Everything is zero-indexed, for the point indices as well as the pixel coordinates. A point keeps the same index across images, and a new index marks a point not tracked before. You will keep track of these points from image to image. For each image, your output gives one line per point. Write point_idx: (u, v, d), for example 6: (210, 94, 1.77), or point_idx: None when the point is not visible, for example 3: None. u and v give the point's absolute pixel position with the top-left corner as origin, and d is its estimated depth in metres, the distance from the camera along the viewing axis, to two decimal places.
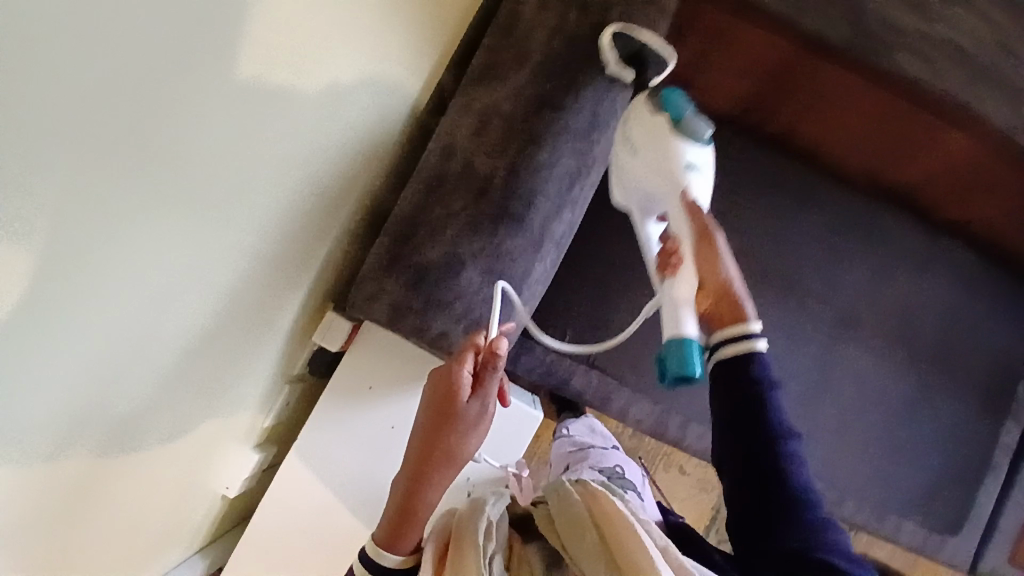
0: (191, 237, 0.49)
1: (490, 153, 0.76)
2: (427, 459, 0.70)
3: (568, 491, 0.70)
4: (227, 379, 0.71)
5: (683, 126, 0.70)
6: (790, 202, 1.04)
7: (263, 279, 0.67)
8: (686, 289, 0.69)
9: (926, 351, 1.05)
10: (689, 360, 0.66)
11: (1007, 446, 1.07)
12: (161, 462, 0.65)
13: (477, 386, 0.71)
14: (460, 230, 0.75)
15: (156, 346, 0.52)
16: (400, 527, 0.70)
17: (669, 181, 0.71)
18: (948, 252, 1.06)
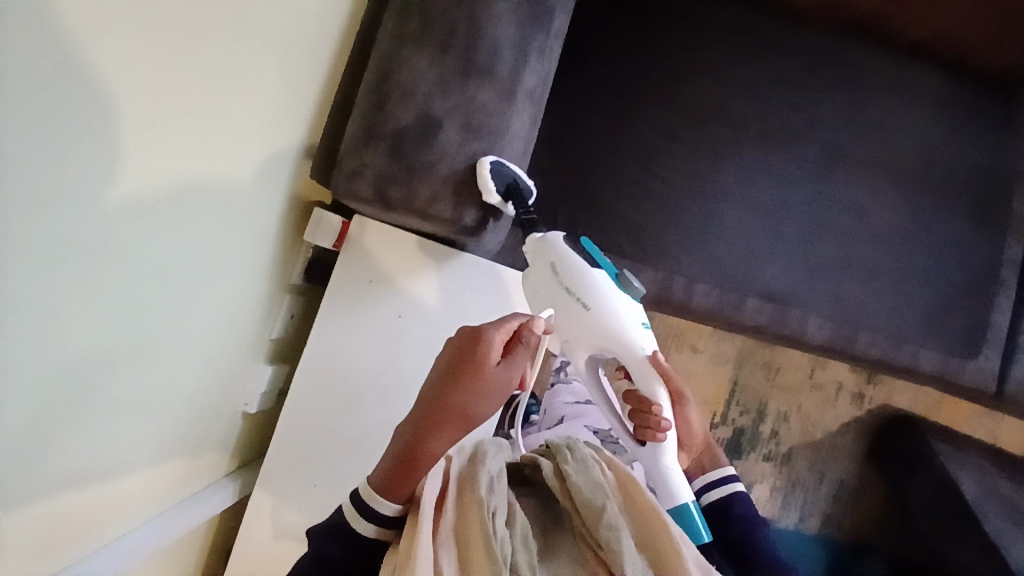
0: (169, 73, 0.48)
1: (447, 6, 0.74)
2: (442, 409, 0.68)
3: (585, 454, 0.64)
4: (192, 293, 0.64)
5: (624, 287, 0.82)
6: (752, 49, 1.04)
7: (226, 152, 0.61)
8: (674, 462, 0.83)
9: (910, 175, 1.06)
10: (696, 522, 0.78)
11: (1013, 260, 1.05)
12: (138, 392, 0.58)
13: (508, 357, 0.73)
14: (431, 89, 0.74)
15: (111, 222, 0.46)
16: (401, 469, 0.65)
17: (625, 346, 0.80)
18: (913, 76, 1.07)
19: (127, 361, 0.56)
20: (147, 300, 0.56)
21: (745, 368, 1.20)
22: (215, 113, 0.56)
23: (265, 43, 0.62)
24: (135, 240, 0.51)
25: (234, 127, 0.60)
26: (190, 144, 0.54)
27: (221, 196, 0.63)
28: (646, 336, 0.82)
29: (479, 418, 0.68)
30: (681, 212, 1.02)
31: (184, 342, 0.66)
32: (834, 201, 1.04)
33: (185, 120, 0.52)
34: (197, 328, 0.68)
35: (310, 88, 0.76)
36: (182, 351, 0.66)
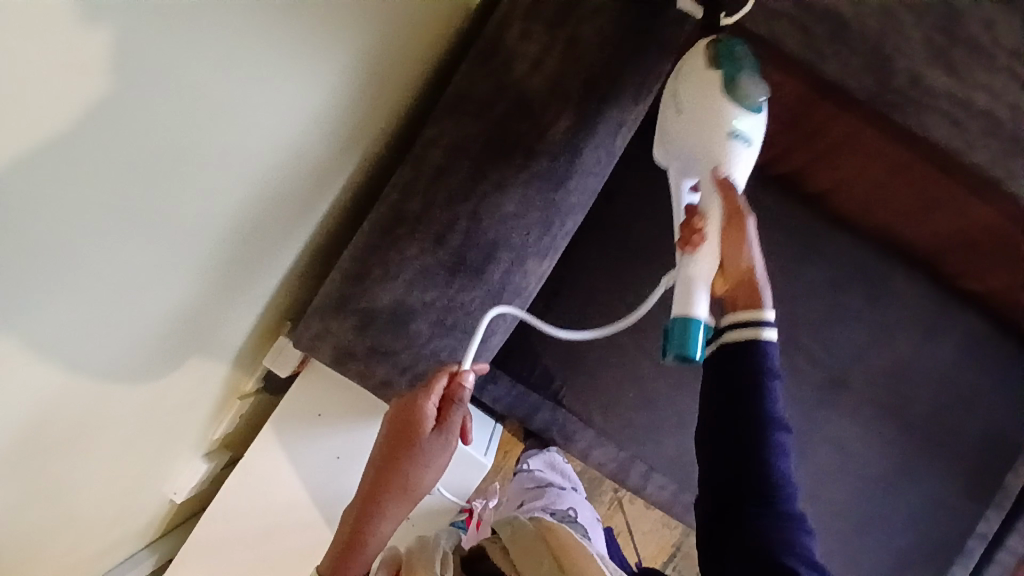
0: (100, 327, 0.48)
1: (452, 199, 0.69)
2: (382, 487, 0.69)
3: (522, 524, 0.64)
4: (142, 431, 0.67)
5: (735, 88, 0.61)
6: (788, 249, 0.94)
7: (198, 316, 0.64)
8: (697, 272, 0.61)
9: (914, 423, 0.98)
10: (690, 342, 0.59)
11: (984, 533, 0.99)
12: (67, 528, 0.64)
13: (444, 420, 0.68)
14: (411, 279, 0.70)
15: (38, 457, 0.50)
16: (350, 549, 0.69)
17: (714, 149, 0.62)
18: (950, 317, 0.97)
19: (21, 564, 0.57)
20: (67, 478, 0.57)
21: (691, 538, 1.19)
22: (140, 345, 0.56)
23: (231, 234, 0.60)
24: (35, 489, 0.52)
25: (178, 317, 0.60)
26: (129, 341, 0.54)
27: (172, 347, 0.62)
28: (731, 146, 0.62)
29: (419, 491, 0.69)
30: (667, 398, 0.99)
31: (97, 506, 0.67)
32: (822, 429, 0.97)
33: (89, 385, 0.51)
34: (117, 485, 0.69)
35: (288, 233, 0.72)
36: (94, 514, 0.68)
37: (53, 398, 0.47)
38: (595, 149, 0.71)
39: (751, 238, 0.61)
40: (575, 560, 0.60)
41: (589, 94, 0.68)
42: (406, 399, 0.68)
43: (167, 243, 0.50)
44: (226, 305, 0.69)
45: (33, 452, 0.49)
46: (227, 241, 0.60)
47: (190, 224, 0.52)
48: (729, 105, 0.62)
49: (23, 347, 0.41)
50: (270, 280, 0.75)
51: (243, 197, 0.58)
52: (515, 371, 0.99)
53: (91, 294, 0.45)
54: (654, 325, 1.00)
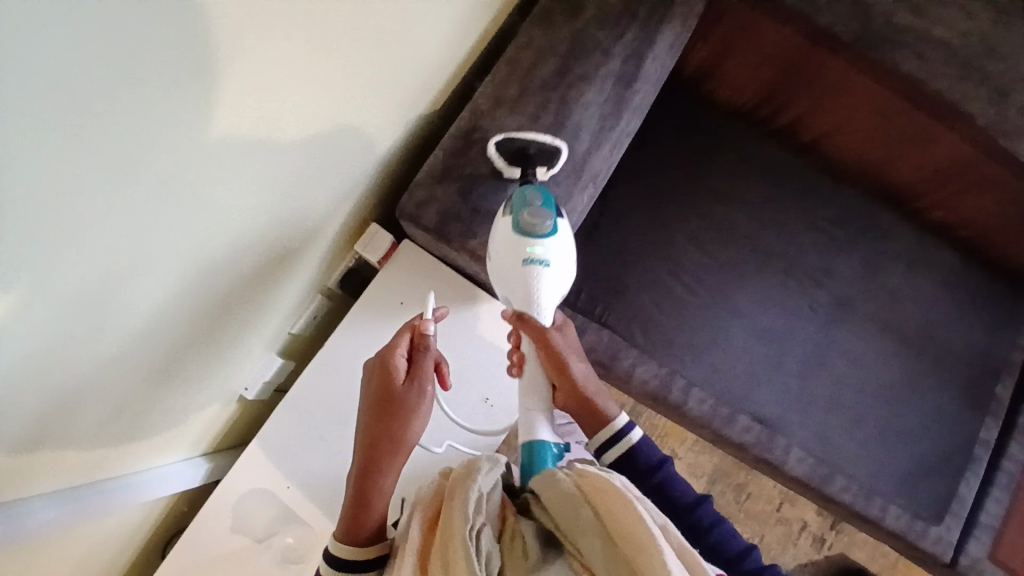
0: (258, 92, 0.55)
1: (543, 86, 0.83)
2: (374, 449, 0.69)
3: (558, 470, 0.62)
4: (240, 273, 0.70)
5: (525, 226, 0.73)
6: (789, 189, 1.13)
7: (292, 166, 0.67)
8: (541, 411, 0.76)
9: (910, 339, 1.13)
10: (542, 461, 0.74)
11: (987, 440, 1.13)
12: (162, 350, 0.64)
13: (415, 370, 0.72)
14: (510, 149, 0.81)
15: (182, 208, 0.54)
16: (357, 519, 0.67)
17: (529, 288, 0.73)
18: (927, 251, 1.15)
19: (122, 354, 0.58)
20: (183, 270, 0.59)
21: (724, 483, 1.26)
22: (245, 176, 0.60)
23: (358, 73, 0.69)
24: (128, 273, 0.52)
25: (288, 146, 0.64)
26: (271, 129, 0.59)
27: (289, 178, 0.68)
28: (533, 272, 0.73)
29: (409, 442, 0.69)
30: (702, 320, 1.09)
31: (153, 374, 0.66)
32: (835, 345, 1.11)
33: (224, 158, 0.55)
34: (208, 324, 0.71)
35: (388, 118, 0.82)
36: (149, 386, 0.66)
37: (188, 155, 0.51)
38: (656, 56, 0.86)
39: (573, 353, 0.76)
40: (615, 510, 0.57)
41: (638, 11, 0.85)
42: (378, 361, 0.72)
43: (314, 34, 0.59)
44: (331, 184, 0.77)
45: (147, 219, 0.50)
46: (344, 106, 0.70)
47: (333, 26, 0.61)
48: (523, 240, 0.73)
49: (197, 73, 0.46)
50: (361, 173, 0.83)
51: (368, 57, 0.70)
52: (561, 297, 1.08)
53: (265, 40, 0.52)
54: (685, 257, 1.11)
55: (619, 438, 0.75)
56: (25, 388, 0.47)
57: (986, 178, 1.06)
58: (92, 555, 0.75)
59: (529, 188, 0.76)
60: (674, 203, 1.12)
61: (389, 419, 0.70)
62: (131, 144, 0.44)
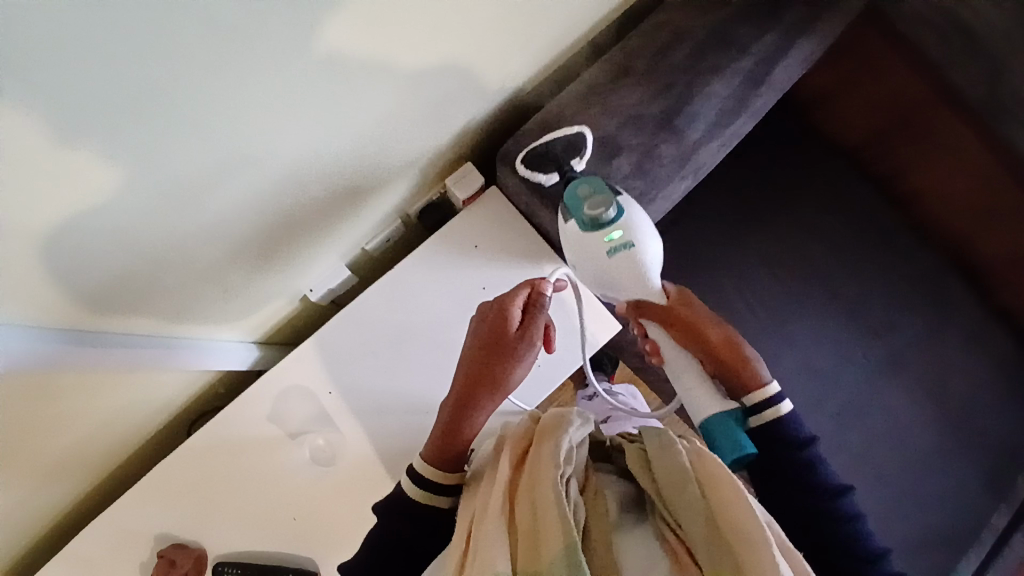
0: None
1: (674, 66, 0.83)
2: (474, 385, 0.71)
3: (672, 441, 0.60)
4: (350, 175, 0.73)
5: (590, 221, 0.74)
6: (868, 235, 1.13)
7: (424, 81, 0.68)
8: (704, 389, 0.70)
9: (951, 411, 1.12)
10: (737, 441, 0.66)
11: (995, 527, 1.13)
12: (259, 222, 0.67)
13: (528, 322, 0.74)
14: (626, 120, 0.82)
15: (312, 82, 0.55)
16: (447, 443, 0.70)
17: (638, 272, 0.73)
18: (989, 331, 1.15)
19: (227, 211, 0.61)
20: (302, 147, 0.61)
21: None
22: (385, 81, 0.62)
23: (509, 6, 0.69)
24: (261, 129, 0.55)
25: (424, 58, 0.65)
26: (413, 33, 0.60)
27: (416, 92, 0.68)
28: (628, 257, 0.73)
29: (509, 387, 0.71)
30: (752, 340, 1.09)
31: (245, 240, 0.68)
32: (878, 398, 1.11)
33: (358, 45, 0.56)
34: (309, 215, 0.74)
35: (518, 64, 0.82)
36: (246, 250, 0.70)
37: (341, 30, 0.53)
38: (787, 65, 0.85)
39: (703, 315, 0.73)
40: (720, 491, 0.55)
41: (783, 17, 0.85)
42: (497, 305, 0.74)
43: None
44: (450, 114, 0.78)
45: (295, 85, 0.54)
46: (487, 40, 0.71)
47: None
48: (598, 234, 0.74)
49: None
50: (477, 114, 0.84)
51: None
52: None
53: None
54: (751, 276, 1.11)
55: (771, 399, 0.68)
56: (131, 198, 0.50)
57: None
58: (143, 401, 0.79)
59: (583, 179, 0.76)
60: (753, 221, 1.12)
61: (495, 364, 0.72)
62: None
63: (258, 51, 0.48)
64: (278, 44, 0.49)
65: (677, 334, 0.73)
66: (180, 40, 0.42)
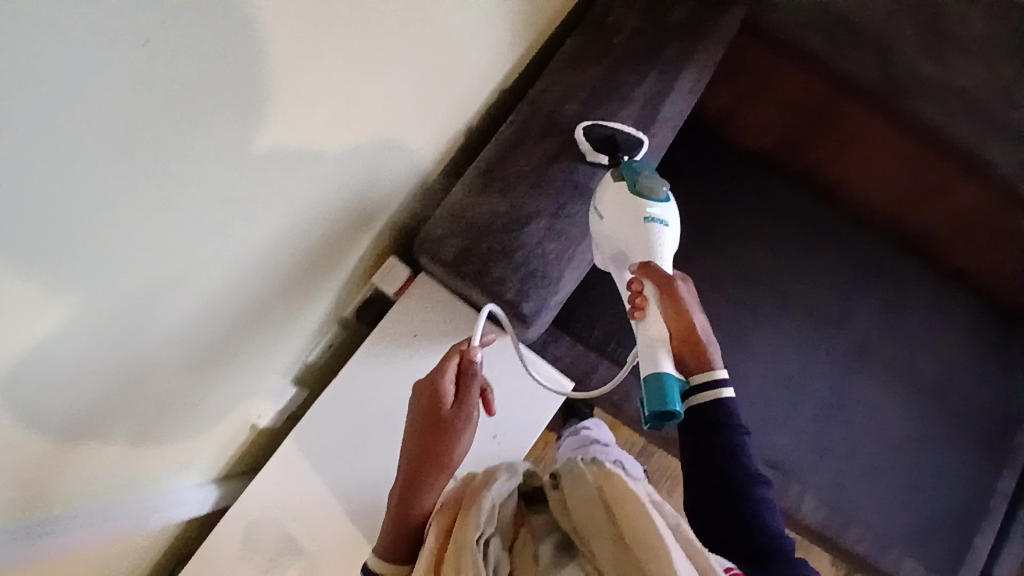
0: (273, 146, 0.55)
1: (565, 128, 0.85)
2: (418, 467, 0.72)
3: (579, 471, 0.69)
4: (275, 306, 0.74)
5: (641, 188, 0.76)
6: (809, 233, 1.13)
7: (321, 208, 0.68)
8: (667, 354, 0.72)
9: (929, 387, 1.12)
10: (669, 399, 0.68)
11: (1005, 492, 1.10)
12: (203, 380, 0.68)
13: (462, 394, 0.74)
14: (529, 188, 0.83)
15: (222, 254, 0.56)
16: (397, 529, 0.72)
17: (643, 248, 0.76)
18: (951, 298, 1.14)
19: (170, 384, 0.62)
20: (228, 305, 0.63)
21: None
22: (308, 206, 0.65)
23: (386, 118, 0.70)
24: (224, 281, 0.59)
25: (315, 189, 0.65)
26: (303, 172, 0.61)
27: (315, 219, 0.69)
28: (655, 230, 0.75)
29: (454, 464, 0.72)
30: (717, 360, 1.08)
31: (191, 402, 0.69)
32: (853, 392, 1.10)
33: (249, 208, 0.56)
34: (245, 352, 0.74)
35: (413, 156, 0.82)
36: (191, 412, 0.70)
37: (270, 182, 0.57)
38: (676, 99, 0.87)
39: (690, 301, 0.76)
40: (625, 510, 0.64)
41: (662, 56, 0.87)
42: (428, 381, 0.74)
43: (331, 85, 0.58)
44: (360, 220, 0.79)
45: (243, 237, 0.58)
46: (376, 154, 0.72)
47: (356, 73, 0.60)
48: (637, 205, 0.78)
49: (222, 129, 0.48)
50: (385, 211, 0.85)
51: (397, 103, 0.70)
52: (575, 331, 1.09)
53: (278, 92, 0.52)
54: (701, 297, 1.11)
55: (714, 386, 0.77)
56: (79, 421, 0.50)
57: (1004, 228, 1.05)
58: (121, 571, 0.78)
59: (637, 164, 0.81)
60: (693, 242, 1.12)
61: (435, 444, 0.72)
62: (186, 182, 0.47)
63: (210, 225, 0.52)
64: (225, 210, 0.53)
65: (665, 306, 0.75)
66: (85, 281, 0.43)
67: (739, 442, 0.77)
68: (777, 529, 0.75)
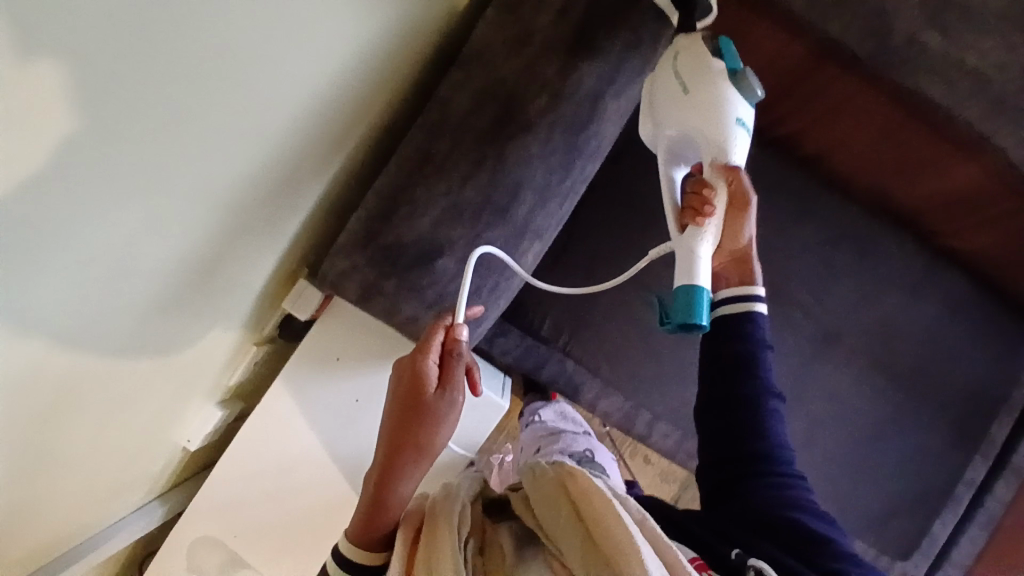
0: (107, 308, 0.47)
1: (481, 137, 0.71)
2: (397, 452, 0.64)
3: (542, 468, 0.63)
4: (173, 370, 0.69)
5: (739, 80, 0.67)
6: (785, 210, 1.01)
7: (196, 286, 0.61)
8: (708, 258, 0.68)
9: (902, 374, 1.05)
10: (696, 310, 0.65)
11: (971, 480, 1.07)
12: (104, 462, 0.66)
13: (445, 376, 0.66)
14: (440, 214, 0.72)
15: (77, 397, 0.50)
16: (372, 522, 0.64)
17: (714, 137, 0.67)
18: (935, 277, 1.04)
19: (57, 494, 0.58)
20: (104, 417, 0.59)
21: (689, 492, 1.27)
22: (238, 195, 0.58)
23: (254, 186, 0.59)
24: (156, 283, 0.52)
25: (187, 273, 0.57)
26: (159, 286, 0.53)
27: (191, 299, 0.61)
28: (736, 131, 0.66)
29: (436, 451, 0.64)
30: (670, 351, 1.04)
31: (93, 481, 0.67)
32: (818, 382, 1.03)
33: (95, 358, 0.50)
34: (145, 419, 0.70)
35: (304, 191, 0.70)
36: (94, 488, 0.68)
37: (217, 167, 0.50)
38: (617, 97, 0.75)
39: (746, 221, 0.73)
40: (591, 502, 0.58)
41: (601, 46, 0.72)
42: (408, 360, 0.66)
43: (180, 213, 0.48)
44: (254, 260, 0.71)
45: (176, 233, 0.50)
46: (247, 217, 0.62)
47: (211, 184, 0.50)
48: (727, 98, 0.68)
49: (42, 340, 0.41)
50: (297, 233, 0.77)
51: (269, 166, 0.59)
52: (522, 325, 1.02)
53: (109, 267, 0.43)
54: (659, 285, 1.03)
55: (746, 298, 0.72)
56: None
57: (1006, 210, 0.92)
58: None
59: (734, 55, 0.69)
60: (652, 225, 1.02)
61: (416, 429, 0.64)
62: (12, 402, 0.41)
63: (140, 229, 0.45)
64: (149, 244, 0.47)
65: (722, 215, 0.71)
66: None
67: (757, 356, 0.71)
68: (783, 438, 0.71)
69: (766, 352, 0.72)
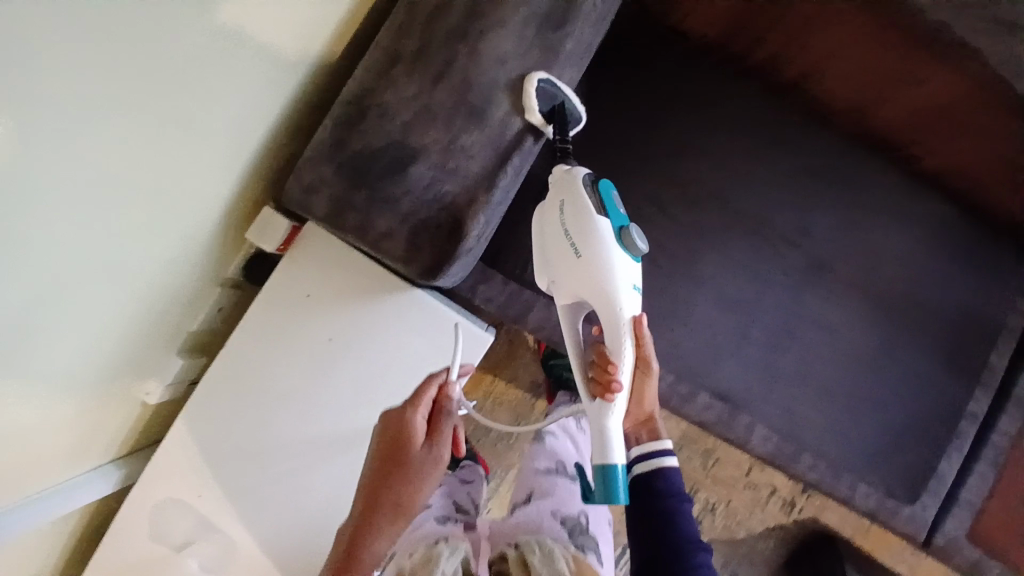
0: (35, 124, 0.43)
1: (450, 34, 0.68)
2: (376, 499, 0.65)
3: (551, 552, 0.67)
4: (123, 279, 0.63)
5: (624, 240, 0.78)
6: (763, 141, 1.02)
7: (141, 163, 0.56)
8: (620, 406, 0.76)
9: (894, 304, 1.02)
10: (613, 490, 0.73)
11: (974, 415, 1.02)
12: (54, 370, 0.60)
13: (434, 431, 0.68)
14: (412, 117, 0.68)
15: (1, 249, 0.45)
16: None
17: (608, 302, 0.76)
18: (918, 204, 1.03)
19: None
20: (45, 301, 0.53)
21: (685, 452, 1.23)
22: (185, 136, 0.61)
23: (191, 45, 0.55)
24: (61, 219, 0.50)
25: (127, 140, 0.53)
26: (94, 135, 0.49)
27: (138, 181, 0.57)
28: (630, 295, 0.77)
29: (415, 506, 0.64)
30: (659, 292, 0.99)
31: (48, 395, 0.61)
32: (808, 316, 1.01)
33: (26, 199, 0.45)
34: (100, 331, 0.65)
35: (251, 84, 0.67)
36: (51, 405, 0.63)
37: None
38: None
39: (650, 387, 0.81)
40: None
41: None
42: (397, 412, 0.69)
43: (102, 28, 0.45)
44: (204, 163, 0.66)
45: (108, 149, 0.51)
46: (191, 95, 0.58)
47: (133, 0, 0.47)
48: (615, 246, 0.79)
49: None
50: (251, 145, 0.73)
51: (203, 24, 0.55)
52: (506, 270, 0.98)
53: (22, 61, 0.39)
54: (644, 223, 1.00)
55: (654, 455, 0.77)
56: None
57: (986, 126, 0.91)
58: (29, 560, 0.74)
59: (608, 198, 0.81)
60: (634, 162, 1.00)
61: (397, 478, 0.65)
62: None
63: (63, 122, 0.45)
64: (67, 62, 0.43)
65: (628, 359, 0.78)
66: None
67: (676, 510, 0.74)
68: None
69: (687, 505, 0.75)
